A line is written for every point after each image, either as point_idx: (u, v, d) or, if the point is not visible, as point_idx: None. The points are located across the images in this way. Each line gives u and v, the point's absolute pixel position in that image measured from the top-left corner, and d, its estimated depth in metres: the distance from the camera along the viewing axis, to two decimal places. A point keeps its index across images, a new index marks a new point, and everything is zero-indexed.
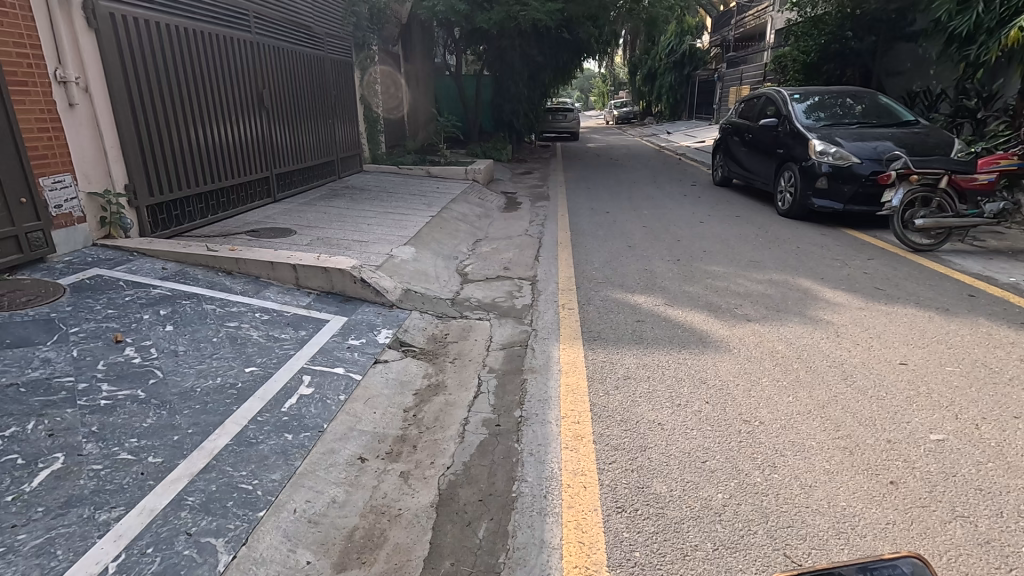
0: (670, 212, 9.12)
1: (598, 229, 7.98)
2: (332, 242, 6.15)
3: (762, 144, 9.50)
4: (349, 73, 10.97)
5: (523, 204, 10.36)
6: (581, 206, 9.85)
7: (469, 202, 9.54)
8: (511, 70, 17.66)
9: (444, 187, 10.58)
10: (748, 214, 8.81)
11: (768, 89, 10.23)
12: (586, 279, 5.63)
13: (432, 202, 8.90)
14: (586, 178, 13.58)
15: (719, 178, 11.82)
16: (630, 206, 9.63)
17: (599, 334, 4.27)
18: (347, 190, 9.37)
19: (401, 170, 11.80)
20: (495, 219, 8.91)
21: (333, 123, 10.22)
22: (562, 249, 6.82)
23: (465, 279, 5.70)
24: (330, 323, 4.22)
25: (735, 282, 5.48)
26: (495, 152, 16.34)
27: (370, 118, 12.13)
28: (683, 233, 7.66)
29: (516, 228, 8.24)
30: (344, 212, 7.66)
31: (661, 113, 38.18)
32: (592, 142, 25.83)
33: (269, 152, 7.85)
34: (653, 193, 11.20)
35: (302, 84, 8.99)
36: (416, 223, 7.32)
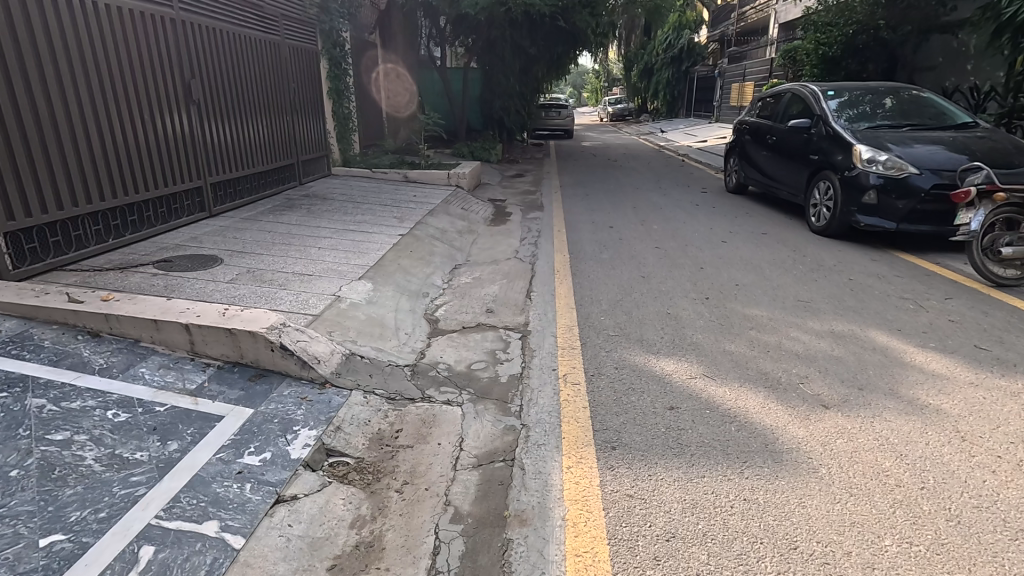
0: (684, 228, 7.79)
1: (602, 250, 6.64)
2: (265, 276, 4.79)
3: (789, 148, 8.20)
4: (314, 62, 9.55)
5: (514, 215, 9.01)
6: (580, 218, 8.52)
7: (450, 214, 8.19)
8: (501, 63, 16.27)
9: (422, 195, 9.21)
10: (776, 231, 7.52)
11: (794, 85, 8.93)
12: (592, 330, 4.31)
13: (406, 215, 7.55)
14: (584, 182, 12.23)
15: (733, 185, 10.51)
16: (637, 220, 8.31)
17: (618, 436, 2.95)
18: (307, 200, 7.98)
19: (375, 174, 10.42)
20: (480, 235, 7.57)
21: (293, 120, 8.82)
22: (559, 281, 5.48)
23: (434, 329, 4.36)
24: (223, 423, 2.86)
25: (788, 336, 4.19)
26: (483, 152, 14.95)
27: (341, 114, 10.72)
28: (704, 257, 6.35)
29: (504, 247, 6.92)
30: (294, 231, 6.29)
31: (658, 109, 36.90)
32: (587, 140, 24.46)
33: (203, 156, 6.46)
34: (661, 202, 9.88)
35: (252, 74, 7.58)
36: (381, 246, 5.96)
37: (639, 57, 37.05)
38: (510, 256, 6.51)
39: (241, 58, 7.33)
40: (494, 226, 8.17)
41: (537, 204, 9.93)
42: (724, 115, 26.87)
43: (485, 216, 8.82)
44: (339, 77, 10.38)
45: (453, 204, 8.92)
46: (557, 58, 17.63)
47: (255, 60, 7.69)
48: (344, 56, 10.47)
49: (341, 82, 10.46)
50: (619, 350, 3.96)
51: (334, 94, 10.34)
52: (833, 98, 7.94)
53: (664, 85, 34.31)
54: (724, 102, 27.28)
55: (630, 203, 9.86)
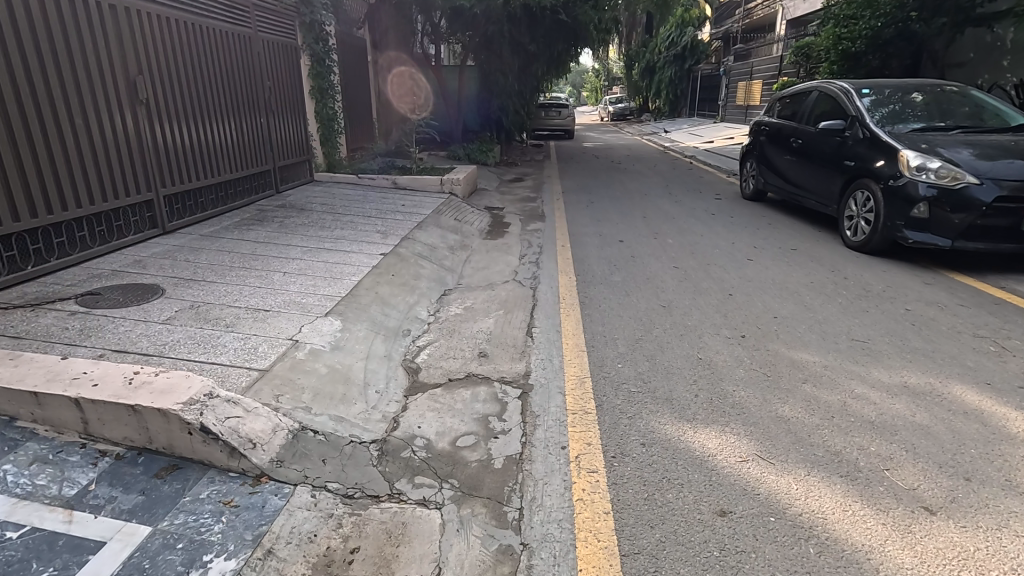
0: (703, 242, 6.96)
1: (613, 271, 5.81)
2: (211, 313, 3.95)
3: (819, 153, 7.38)
4: (292, 58, 8.68)
5: (513, 226, 8.18)
6: (584, 230, 7.71)
7: (442, 227, 7.37)
8: (499, 61, 15.43)
9: (412, 204, 8.39)
10: (806, 247, 6.70)
11: (821, 83, 8.10)
12: (608, 386, 3.48)
13: (392, 229, 6.72)
14: (588, 188, 11.42)
15: (751, 191, 9.70)
16: (650, 232, 7.49)
17: (656, 567, 2.13)
18: (280, 212, 7.15)
19: (362, 180, 9.59)
20: (474, 252, 6.73)
21: (268, 122, 7.96)
22: (566, 313, 4.66)
23: (413, 382, 3.54)
24: (98, 555, 2.04)
25: (853, 393, 3.37)
26: (481, 155, 14.13)
27: (327, 115, 9.89)
28: (731, 279, 5.53)
29: (501, 267, 6.10)
30: (259, 251, 5.46)
31: (660, 109, 36.15)
32: (588, 141, 23.60)
33: (156, 164, 5.62)
34: (673, 210, 9.05)
35: (216, 72, 6.73)
36: (358, 270, 5.14)
37: (640, 56, 36.17)
38: (508, 279, 5.67)
39: (202, 53, 6.48)
40: (491, 240, 7.34)
41: (538, 213, 9.11)
42: (729, 115, 26.06)
43: (480, 227, 8.00)
44: (322, 74, 9.52)
45: (445, 213, 8.10)
46: (557, 56, 16.78)
47: (220, 56, 6.84)
48: (327, 52, 9.62)
49: (324, 80, 9.61)
50: (643, 417, 3.15)
51: (316, 93, 9.48)
52: (870, 97, 7.10)
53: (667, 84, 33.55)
54: (728, 102, 26.52)
55: (640, 211, 9.04)
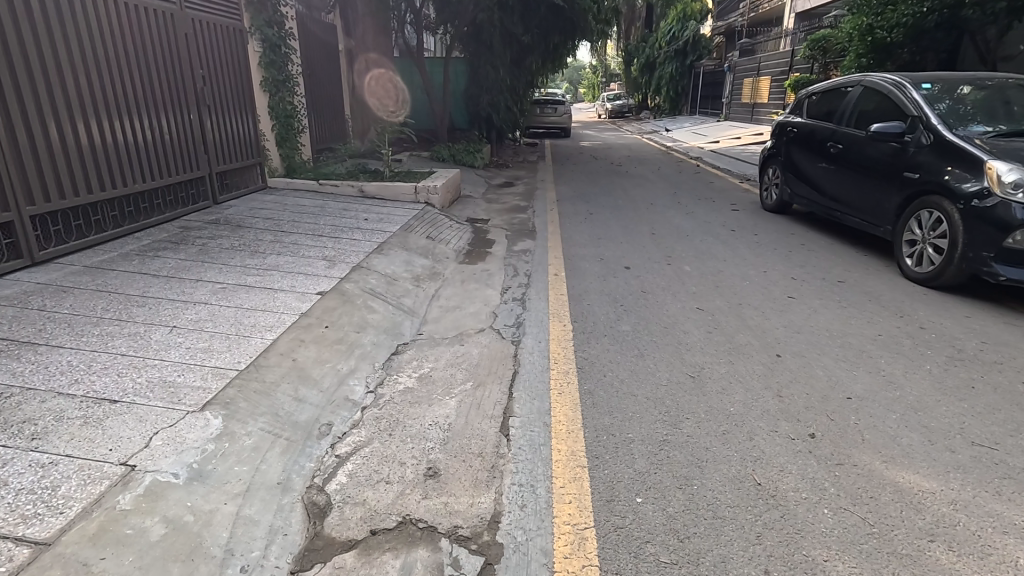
0: (729, 272, 5.65)
1: (621, 315, 4.51)
2: (20, 410, 2.62)
3: (866, 162, 6.09)
4: (234, 43, 7.29)
5: (497, 246, 6.85)
6: (583, 252, 6.39)
7: (410, 249, 6.04)
8: (489, 53, 14.06)
9: (378, 217, 7.08)
10: (858, 279, 5.40)
11: (864, 76, 6.80)
12: (621, 551, 2.18)
13: (343, 255, 5.39)
14: (586, 195, 10.10)
15: (775, 203, 8.43)
16: (662, 256, 6.18)
17: None
18: (208, 230, 5.82)
19: (324, 187, 8.22)
20: (446, 284, 5.40)
21: (201, 120, 6.63)
22: (558, 389, 3.36)
23: (313, 540, 2.23)
24: None
25: (1017, 569, 2.09)
26: (468, 156, 12.79)
27: (284, 110, 8.51)
28: (775, 330, 4.25)
29: (478, 307, 4.78)
30: (153, 291, 4.13)
31: (659, 107, 34.89)
32: (586, 141, 22.18)
33: (15, 173, 4.31)
34: (687, 225, 7.74)
35: (117, 58, 5.39)
36: (279, 321, 3.82)
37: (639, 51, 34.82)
38: (483, 327, 4.35)
39: (95, 33, 5.13)
40: (469, 266, 6.01)
41: (529, 227, 7.77)
42: (733, 114, 24.75)
43: (457, 247, 6.67)
44: (276, 64, 8.15)
45: (417, 229, 6.77)
46: (552, 49, 15.42)
47: (123, 37, 5.49)
48: (283, 37, 8.24)
49: (279, 70, 8.26)
50: None
51: (270, 85, 8.12)
52: (933, 93, 5.80)
53: (667, 80, 32.24)
54: (732, 99, 25.23)
55: (648, 225, 7.73)
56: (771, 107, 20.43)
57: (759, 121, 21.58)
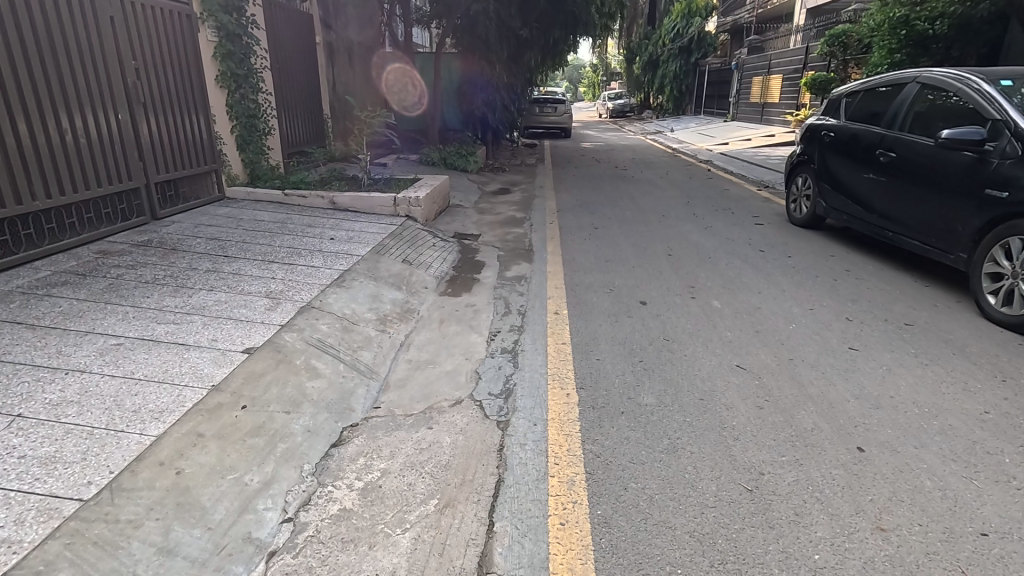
0: (768, 310, 4.62)
1: (641, 379, 3.47)
2: None
3: (931, 175, 5.08)
4: (179, 30, 6.25)
5: (487, 270, 5.81)
6: (588, 282, 5.35)
7: (381, 279, 5.00)
8: (484, 47, 13.00)
9: (348, 235, 6.04)
10: (930, 321, 4.37)
11: (920, 72, 5.82)
12: None
13: (293, 290, 4.36)
14: (590, 205, 9.06)
15: (805, 218, 7.41)
16: (683, 288, 5.15)
17: None
18: (133, 255, 4.77)
19: (290, 198, 7.17)
20: (421, 327, 4.37)
21: (136, 120, 5.58)
22: (562, 521, 2.32)
23: None
24: None
25: None
26: (460, 159, 11.76)
27: (246, 109, 7.43)
28: (845, 403, 3.22)
29: (457, 363, 3.75)
30: (17, 352, 3.08)
31: (662, 106, 33.84)
32: (587, 141, 21.12)
33: None
34: (708, 244, 6.70)
35: (7, 44, 4.31)
36: (175, 401, 2.78)
37: (642, 48, 33.77)
38: (461, 398, 3.32)
39: None
40: (451, 299, 4.98)
41: (524, 245, 6.72)
42: (741, 114, 23.68)
43: (439, 273, 5.62)
44: (236, 56, 7.10)
45: (393, 251, 5.73)
46: (552, 44, 14.36)
47: (18, 17, 4.40)
48: (243, 25, 7.18)
49: (241, 63, 7.21)
50: None
51: (228, 80, 7.07)
52: (1017, 91, 4.78)
53: (670, 79, 31.21)
54: (740, 99, 24.16)
55: (661, 244, 6.69)
56: (782, 107, 19.37)
57: (769, 122, 20.53)
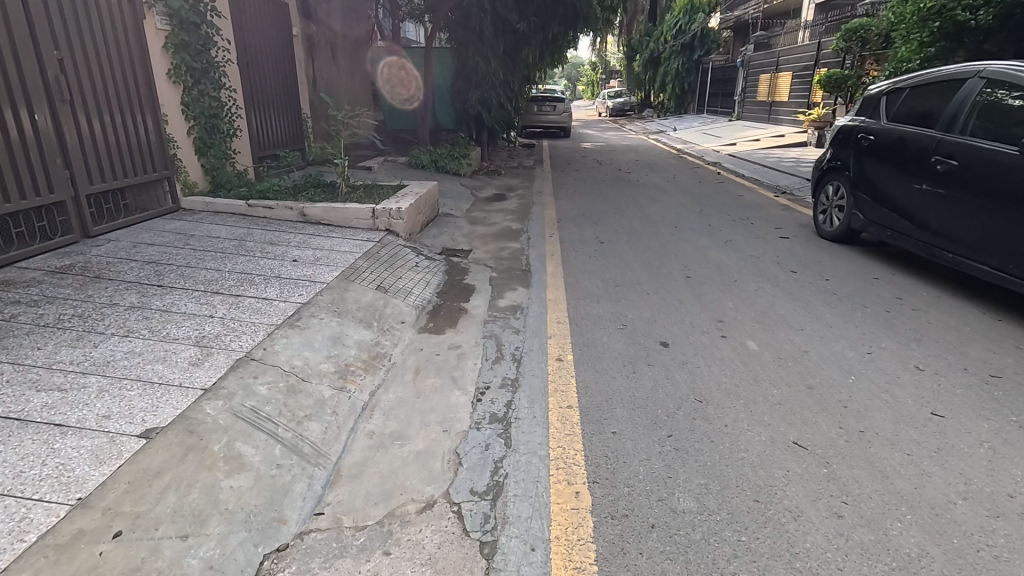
0: (818, 357, 3.78)
1: (672, 467, 2.63)
2: None
3: (1017, 187, 4.32)
4: (118, 15, 5.38)
5: (477, 298, 4.96)
6: (596, 314, 4.50)
7: (348, 313, 4.15)
8: (479, 41, 12.14)
9: (314, 256, 5.18)
10: (1021, 372, 3.54)
11: (986, 65, 5.01)
12: None
13: (230, 335, 3.49)
14: (593, 214, 8.22)
15: (836, 231, 6.61)
16: (711, 323, 4.31)
17: None
18: (42, 287, 3.92)
19: (254, 209, 6.30)
20: (391, 380, 3.52)
21: (61, 121, 4.72)
22: None
23: None
24: None
25: None
26: (452, 162, 10.90)
27: (205, 109, 6.56)
28: (952, 509, 2.38)
29: (433, 439, 2.90)
30: None
31: (664, 104, 33.00)
32: (588, 141, 20.27)
33: None
34: (731, 264, 5.85)
35: None
36: (9, 533, 1.93)
37: (643, 45, 32.92)
38: (433, 498, 2.48)
39: None
40: (432, 339, 4.13)
41: (521, 265, 5.88)
42: (747, 112, 22.84)
43: (419, 302, 4.77)
44: (193, 46, 6.24)
45: (365, 275, 4.88)
46: (551, 39, 13.52)
47: None
48: (200, 11, 6.30)
49: (199, 55, 6.35)
50: None
51: (183, 74, 6.20)
52: None
53: (672, 76, 30.36)
54: (746, 96, 23.31)
55: (677, 263, 5.85)
56: (791, 107, 18.54)
57: (777, 122, 19.70)
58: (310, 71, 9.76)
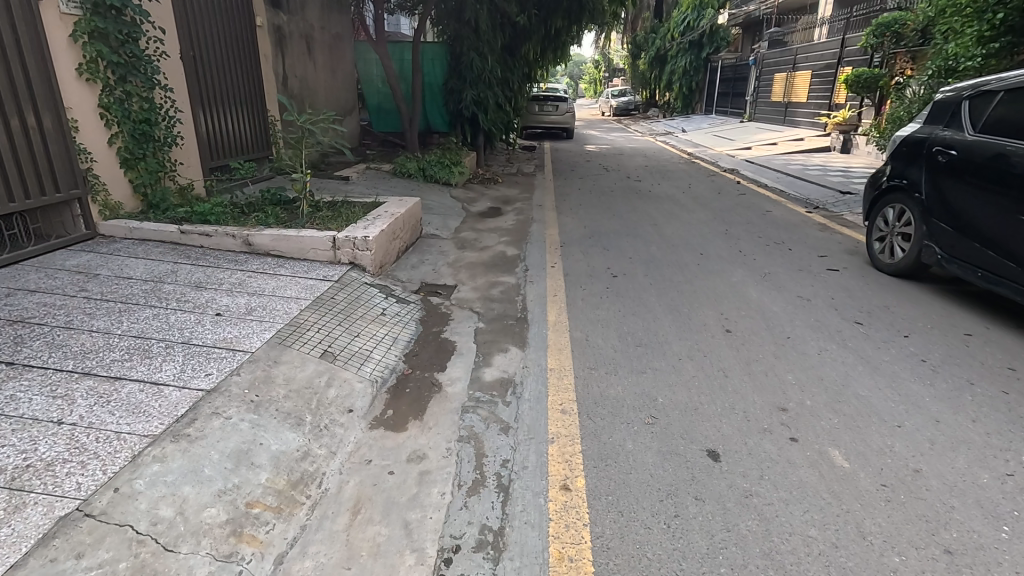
0: (939, 483, 2.62)
1: None
2: None
3: None
4: None
5: (456, 364, 3.79)
6: (614, 397, 3.35)
7: (271, 404, 2.99)
8: (474, 35, 11.07)
9: (246, 306, 4.01)
10: None
11: None
12: None
13: (69, 463, 2.33)
14: (603, 236, 7.04)
15: (898, 267, 5.47)
16: (772, 416, 3.14)
17: None
18: None
19: (188, 236, 5.11)
20: (315, 532, 2.35)
21: None
22: None
23: None
24: None
25: None
26: (442, 171, 9.72)
27: (132, 113, 5.39)
28: None
29: None
30: None
31: (671, 104, 31.78)
32: (592, 143, 19.09)
33: None
34: (778, 311, 4.68)
35: None
36: None
37: (650, 42, 31.68)
38: None
39: None
40: (388, 440, 2.97)
41: (516, 310, 4.71)
42: (761, 113, 21.63)
43: (379, 373, 3.61)
44: (114, 37, 5.10)
45: (308, 337, 3.71)
46: (553, 34, 12.39)
47: None
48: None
49: (122, 48, 5.21)
50: None
51: (100, 70, 5.03)
52: None
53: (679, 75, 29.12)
54: (759, 96, 22.10)
55: (710, 310, 4.69)
56: (810, 108, 17.34)
57: (794, 124, 18.50)
58: (279, 68, 8.56)
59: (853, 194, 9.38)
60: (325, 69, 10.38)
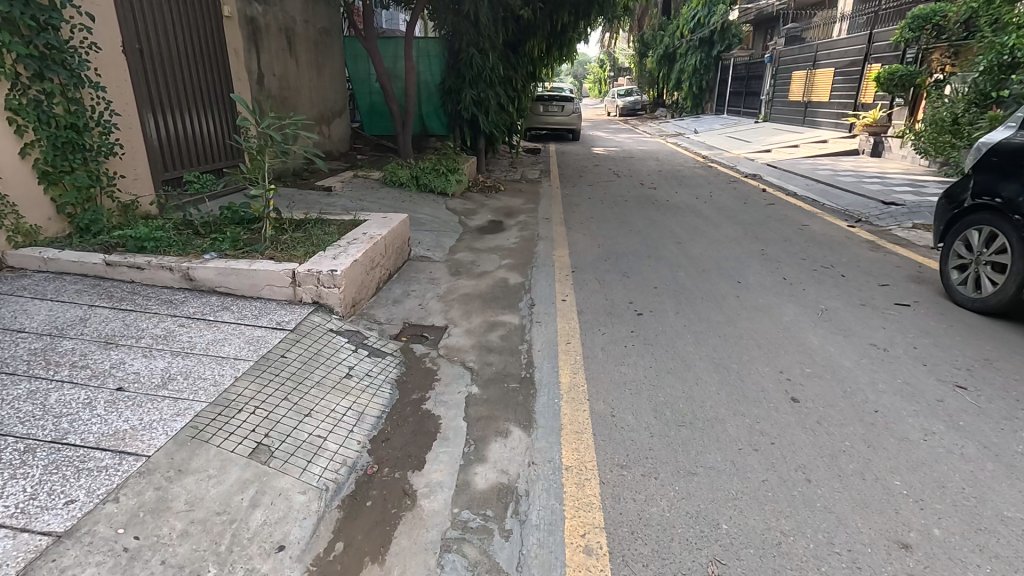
0: None
1: None
2: None
3: None
4: None
5: (439, 459, 2.82)
6: (658, 523, 2.37)
7: (156, 553, 2.02)
8: (474, 29, 10.16)
9: (163, 373, 3.04)
10: None
11: None
12: None
13: None
14: (621, 259, 6.04)
15: (988, 305, 4.46)
16: (892, 561, 2.17)
17: None
18: None
19: (115, 269, 4.16)
20: None
21: None
22: None
23: None
24: None
25: None
26: (437, 179, 8.74)
27: (53, 118, 4.42)
28: None
29: None
30: None
31: (679, 104, 30.76)
32: (599, 146, 18.05)
33: None
34: (853, 368, 3.69)
35: None
36: None
37: (658, 40, 30.66)
38: None
39: None
40: None
41: (520, 366, 3.74)
42: (777, 113, 20.61)
43: (330, 477, 2.62)
44: (24, 23, 4.13)
45: (235, 425, 2.73)
46: (559, 29, 11.43)
47: None
48: None
49: (37, 37, 4.24)
50: None
51: (6, 65, 4.06)
52: None
53: (689, 74, 28.10)
54: (775, 96, 21.08)
55: (765, 367, 3.71)
56: (833, 108, 16.27)
57: (814, 125, 17.44)
58: (251, 66, 7.57)
59: (898, 204, 8.36)
60: (307, 67, 9.37)
